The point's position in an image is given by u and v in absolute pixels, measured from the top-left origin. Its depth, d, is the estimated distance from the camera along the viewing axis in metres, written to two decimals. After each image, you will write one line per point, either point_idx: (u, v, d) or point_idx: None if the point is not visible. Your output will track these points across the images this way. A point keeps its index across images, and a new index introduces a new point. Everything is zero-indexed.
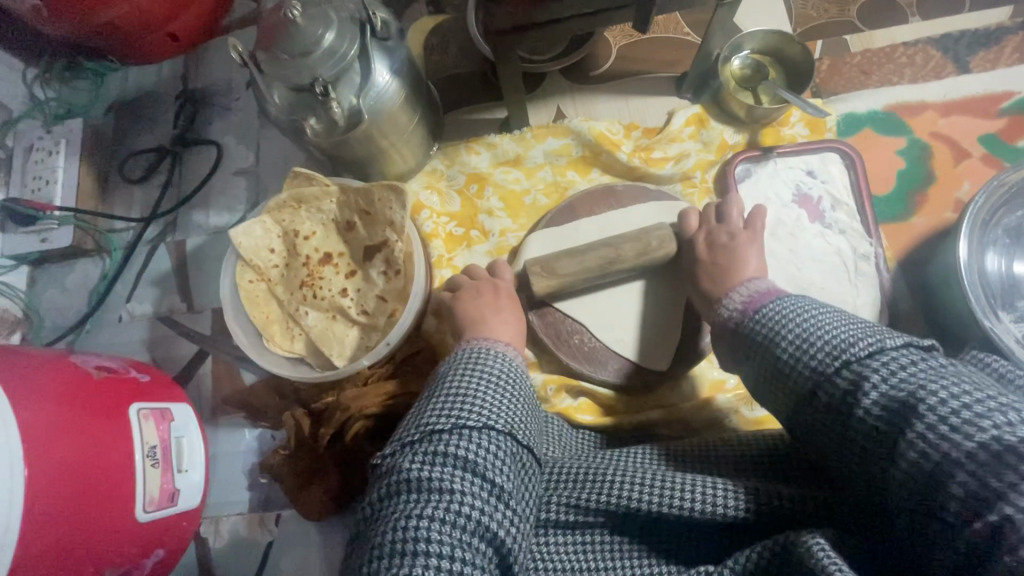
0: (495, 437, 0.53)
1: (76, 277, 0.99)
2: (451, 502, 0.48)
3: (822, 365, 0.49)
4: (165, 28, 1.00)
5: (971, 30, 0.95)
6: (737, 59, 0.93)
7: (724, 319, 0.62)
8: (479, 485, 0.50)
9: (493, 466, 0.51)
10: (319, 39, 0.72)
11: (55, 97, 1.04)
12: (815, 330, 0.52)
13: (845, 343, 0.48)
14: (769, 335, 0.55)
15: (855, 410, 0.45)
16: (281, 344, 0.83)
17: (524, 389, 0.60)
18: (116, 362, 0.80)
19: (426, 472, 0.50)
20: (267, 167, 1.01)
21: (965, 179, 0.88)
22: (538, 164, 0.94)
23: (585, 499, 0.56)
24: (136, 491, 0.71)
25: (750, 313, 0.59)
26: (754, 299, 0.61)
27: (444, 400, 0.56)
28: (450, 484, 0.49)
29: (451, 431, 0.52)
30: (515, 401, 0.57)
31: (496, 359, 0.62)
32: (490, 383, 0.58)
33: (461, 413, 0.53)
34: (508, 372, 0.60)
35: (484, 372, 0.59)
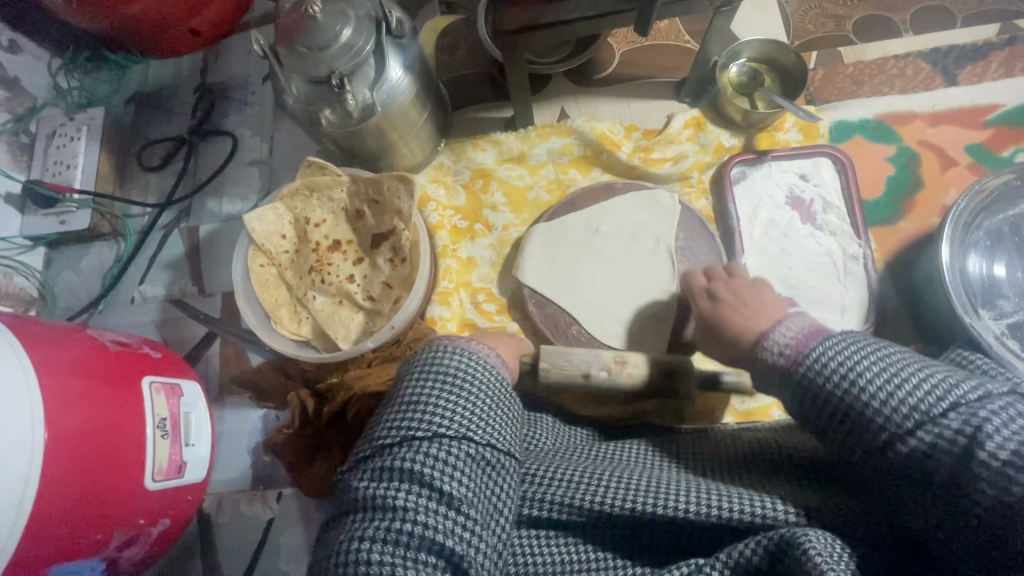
0: (444, 443, 0.53)
1: (91, 259, 1.02)
2: (396, 518, 0.50)
3: (924, 406, 0.44)
4: (187, 24, 1.04)
5: (959, 45, 0.99)
6: (735, 67, 0.97)
7: (772, 360, 0.55)
8: (425, 497, 0.51)
9: (441, 477, 0.51)
10: (337, 35, 0.76)
11: (77, 86, 1.07)
12: (900, 373, 0.46)
13: (947, 385, 0.44)
14: (850, 380, 0.48)
15: (978, 455, 0.40)
16: (289, 327, 0.86)
17: (484, 386, 0.58)
18: (129, 338, 0.83)
19: (374, 490, 0.51)
20: (280, 158, 1.05)
21: (951, 187, 0.92)
22: (541, 161, 0.97)
23: (545, 498, 0.57)
24: (147, 459, 0.73)
25: (805, 354, 0.52)
26: (804, 337, 0.54)
27: (396, 412, 0.56)
28: (392, 500, 0.50)
29: (399, 445, 0.53)
30: (473, 403, 0.56)
31: (456, 356, 0.59)
32: (444, 386, 0.56)
33: (409, 424, 0.54)
34: (468, 368, 0.58)
35: (439, 375, 0.57)
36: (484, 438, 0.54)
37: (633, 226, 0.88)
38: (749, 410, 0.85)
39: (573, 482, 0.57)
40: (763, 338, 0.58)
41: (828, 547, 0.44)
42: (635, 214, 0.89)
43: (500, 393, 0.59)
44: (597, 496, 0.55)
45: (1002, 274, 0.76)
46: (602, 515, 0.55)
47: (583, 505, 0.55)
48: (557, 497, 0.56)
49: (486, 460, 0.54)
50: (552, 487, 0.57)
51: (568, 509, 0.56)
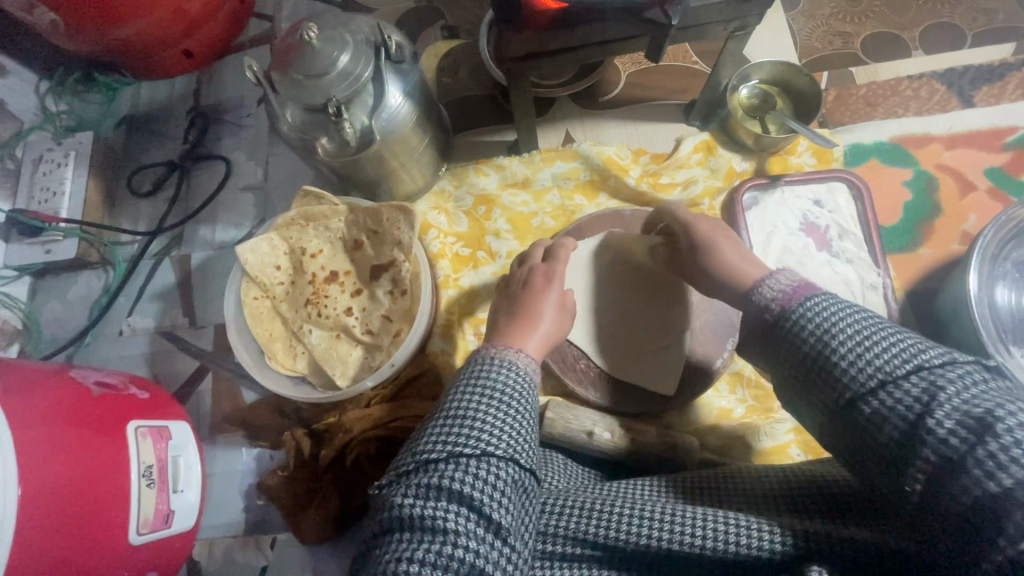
0: (493, 463, 0.47)
1: (78, 289, 0.98)
2: (446, 542, 0.44)
3: (887, 368, 0.42)
4: (180, 45, 1.01)
5: (974, 66, 0.96)
6: (746, 89, 0.94)
7: (762, 301, 0.51)
8: (475, 520, 0.45)
9: (491, 499, 0.46)
10: (334, 61, 0.73)
11: (66, 110, 1.04)
12: (875, 334, 0.44)
13: (914, 351, 0.42)
14: (822, 331, 0.46)
15: (924, 428, 0.38)
16: (283, 363, 0.83)
17: (529, 403, 0.54)
18: (115, 378, 0.79)
19: (419, 508, 0.45)
20: (275, 183, 1.01)
21: (971, 212, 0.89)
22: (545, 187, 0.94)
23: (566, 533, 0.51)
24: (131, 512, 0.69)
25: (789, 308, 0.48)
26: (800, 287, 0.50)
27: (441, 424, 0.51)
28: (442, 521, 0.45)
29: (446, 460, 0.47)
30: (523, 421, 0.51)
31: (501, 371, 0.55)
32: (491, 400, 0.52)
33: (457, 438, 0.48)
34: (515, 384, 0.54)
35: (487, 389, 0.53)
36: (528, 461, 0.49)
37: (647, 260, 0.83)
38: (768, 448, 0.80)
39: (604, 512, 0.51)
40: (753, 287, 0.53)
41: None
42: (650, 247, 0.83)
43: (539, 414, 0.55)
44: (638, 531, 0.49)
45: None
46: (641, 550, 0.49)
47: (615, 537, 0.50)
48: (590, 531, 0.50)
49: (527, 484, 0.49)
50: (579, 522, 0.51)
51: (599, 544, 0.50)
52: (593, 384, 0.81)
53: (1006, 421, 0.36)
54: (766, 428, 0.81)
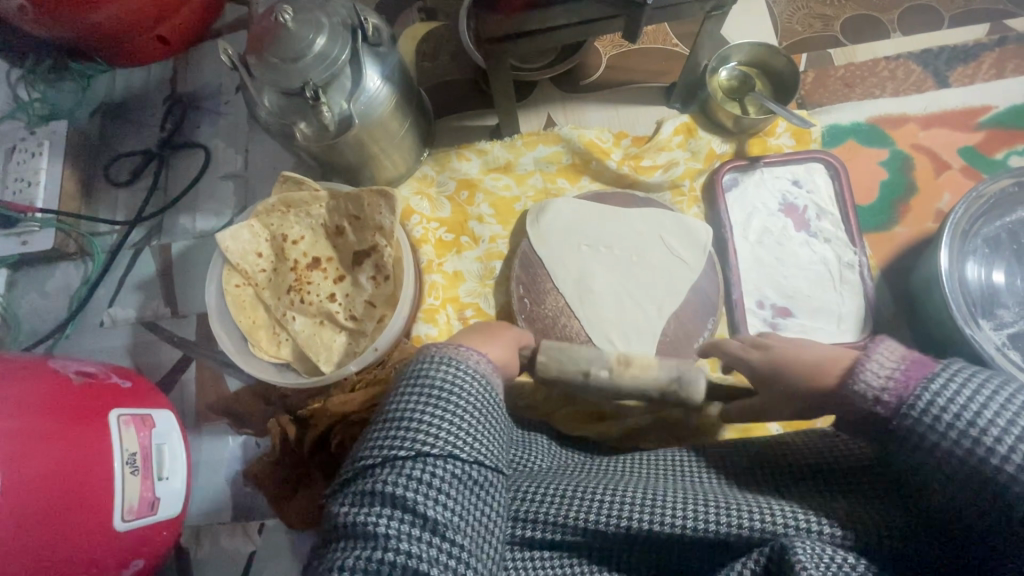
0: (431, 464, 0.47)
1: (57, 281, 0.97)
2: (378, 546, 0.44)
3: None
4: (154, 31, 1.00)
5: (950, 46, 0.97)
6: (725, 71, 0.95)
7: (862, 396, 0.44)
8: (410, 523, 0.45)
9: (427, 499, 0.46)
10: (310, 44, 0.72)
11: (39, 98, 1.01)
12: (1011, 407, 0.39)
13: (968, 395, 0.41)
14: (947, 414, 0.40)
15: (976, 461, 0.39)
16: (267, 350, 0.82)
17: (472, 396, 0.52)
18: (96, 368, 0.78)
19: (356, 514, 0.46)
20: (256, 171, 1.00)
21: (945, 191, 0.90)
22: (528, 171, 0.94)
23: (536, 516, 0.54)
24: (115, 499, 0.69)
25: (911, 396, 0.42)
26: (911, 367, 0.44)
27: (378, 428, 0.50)
28: (377, 527, 0.45)
29: (382, 465, 0.47)
30: (463, 413, 0.50)
31: (444, 367, 0.52)
32: (432, 398, 0.50)
33: (393, 442, 0.48)
34: (462, 379, 0.52)
35: (428, 389, 0.51)
36: (472, 455, 0.49)
37: (627, 249, 0.85)
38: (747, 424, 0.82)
39: (556, 499, 0.54)
40: (852, 370, 0.46)
41: (816, 552, 0.44)
42: (620, 233, 0.86)
43: (495, 405, 0.54)
44: (591, 512, 0.52)
45: (1000, 281, 0.75)
46: (595, 531, 0.51)
47: (578, 522, 0.52)
48: (548, 516, 0.53)
49: (481, 477, 0.49)
50: (541, 505, 0.54)
51: (562, 528, 0.53)
52: None
53: None
54: None
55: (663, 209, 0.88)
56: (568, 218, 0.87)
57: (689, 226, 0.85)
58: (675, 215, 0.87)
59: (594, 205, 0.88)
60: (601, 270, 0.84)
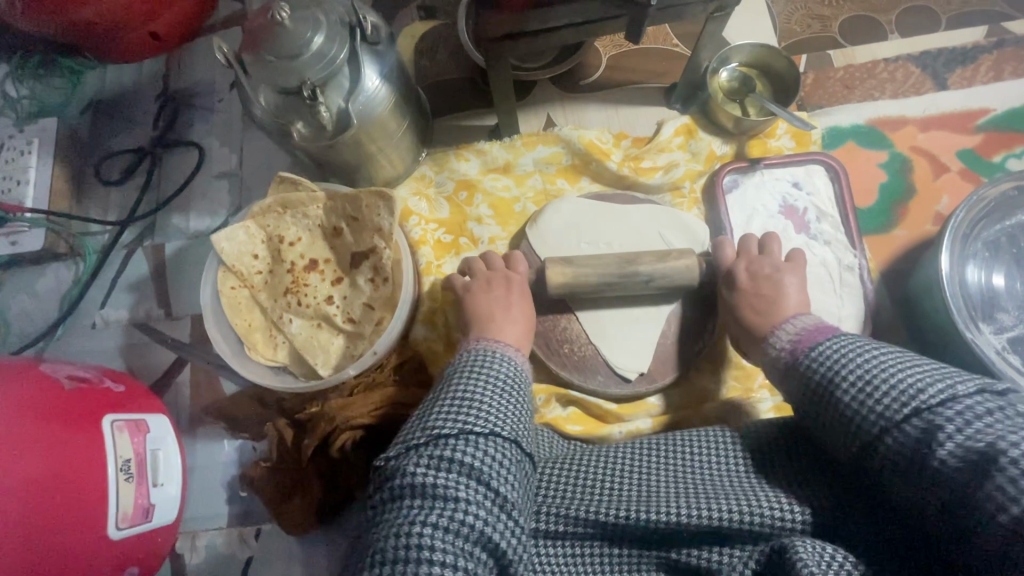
0: (501, 444, 0.52)
1: (47, 281, 0.95)
2: (455, 508, 0.48)
3: (889, 411, 0.48)
4: (146, 27, 0.97)
5: (948, 48, 0.97)
6: (726, 72, 0.94)
7: (773, 356, 0.61)
8: (483, 493, 0.49)
9: (498, 475, 0.50)
10: (308, 42, 0.71)
11: (27, 94, 0.99)
12: (881, 374, 0.50)
13: (914, 389, 0.47)
14: (862, 392, 0.50)
15: (931, 459, 0.44)
16: (264, 353, 0.81)
17: (528, 394, 0.59)
18: (88, 372, 0.77)
19: (432, 477, 0.49)
20: (251, 170, 0.99)
21: (944, 193, 0.90)
22: (527, 171, 0.93)
23: (559, 511, 0.57)
24: (108, 506, 0.67)
25: (802, 351, 0.58)
26: (804, 336, 0.60)
27: (448, 404, 0.55)
28: (452, 491, 0.49)
29: (457, 437, 0.51)
30: (518, 407, 0.57)
31: (503, 363, 0.61)
32: (497, 387, 0.57)
33: (467, 417, 0.53)
34: (515, 377, 0.60)
35: (489, 378, 0.58)
36: (529, 446, 0.54)
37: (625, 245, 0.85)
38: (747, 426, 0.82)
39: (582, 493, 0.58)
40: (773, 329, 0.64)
41: (816, 553, 0.48)
42: (617, 229, 0.86)
43: (537, 403, 0.61)
44: (615, 508, 0.56)
45: (1000, 285, 0.75)
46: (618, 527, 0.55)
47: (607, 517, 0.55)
48: (574, 510, 0.57)
49: (527, 467, 0.55)
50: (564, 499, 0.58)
51: (587, 523, 0.56)
52: (577, 368, 0.81)
53: (1009, 449, 0.40)
54: (748, 406, 0.82)
55: (664, 210, 0.87)
56: (570, 215, 0.87)
57: (688, 225, 0.85)
58: (677, 215, 0.86)
59: (591, 202, 0.88)
60: (601, 268, 0.84)
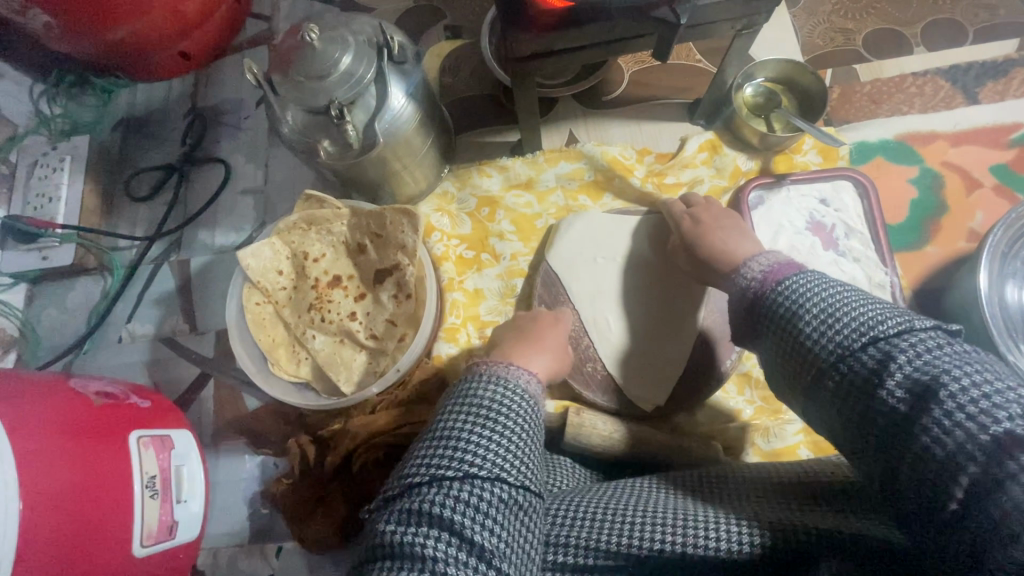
0: (477, 484, 0.46)
1: (76, 296, 0.96)
2: (424, 570, 0.42)
3: (847, 340, 0.43)
4: (176, 47, 1.00)
5: (979, 62, 0.96)
6: (750, 87, 0.93)
7: (743, 290, 0.54)
8: (457, 545, 0.43)
9: (473, 521, 0.44)
10: (336, 62, 0.71)
11: (61, 113, 1.02)
12: (842, 308, 0.45)
13: (871, 321, 0.43)
14: (821, 326, 0.45)
15: (877, 394, 0.40)
16: (287, 369, 0.81)
17: (521, 415, 0.51)
18: (116, 387, 0.77)
19: (401, 534, 0.44)
20: (276, 187, 1.00)
21: (977, 210, 0.88)
22: (549, 187, 0.93)
23: (574, 542, 0.49)
24: (134, 524, 0.67)
25: (774, 284, 0.51)
26: (777, 268, 0.53)
27: (424, 447, 0.49)
28: (421, 548, 0.43)
29: (428, 484, 0.46)
30: (506, 433, 0.49)
31: (487, 387, 0.53)
32: (478, 419, 0.50)
33: (441, 460, 0.47)
34: (506, 399, 0.52)
35: (472, 407, 0.51)
36: (518, 478, 0.47)
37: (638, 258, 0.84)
38: (777, 449, 0.79)
39: (592, 519, 0.50)
40: (744, 263, 0.56)
41: None
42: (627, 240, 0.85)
43: (536, 427, 0.53)
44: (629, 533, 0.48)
45: None
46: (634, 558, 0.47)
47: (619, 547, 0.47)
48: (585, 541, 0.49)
49: (523, 500, 0.47)
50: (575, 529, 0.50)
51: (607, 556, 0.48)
52: (600, 388, 0.80)
53: (949, 382, 0.37)
54: (776, 429, 0.81)
55: None
56: (585, 232, 0.86)
57: None
58: None
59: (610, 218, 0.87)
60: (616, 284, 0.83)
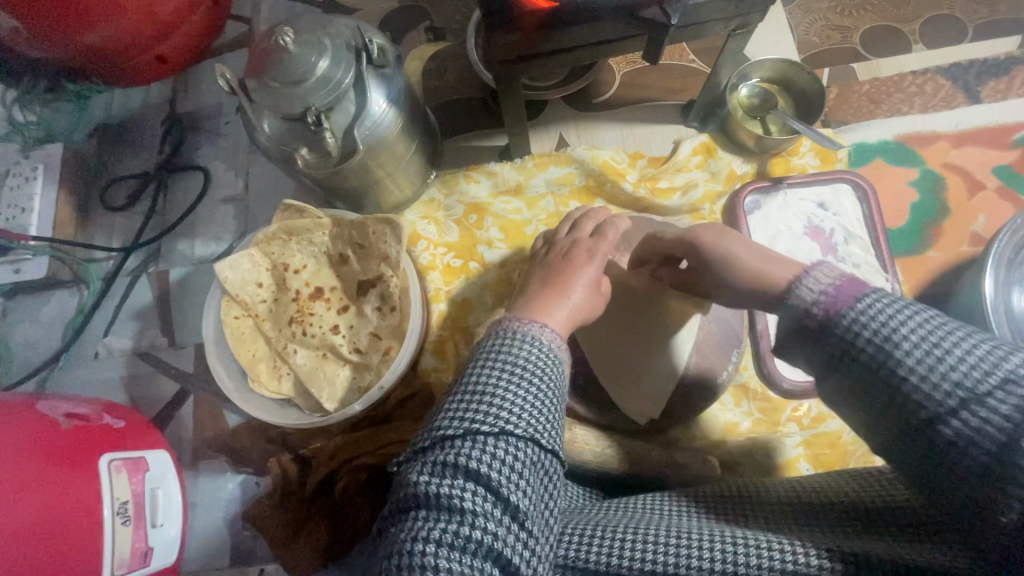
0: (514, 444, 0.41)
1: (51, 310, 0.93)
2: (463, 522, 0.38)
3: (967, 381, 0.35)
4: (153, 50, 0.97)
5: (979, 60, 0.93)
6: (745, 88, 0.91)
7: (800, 304, 0.46)
8: (496, 504, 0.39)
9: (511, 482, 0.40)
10: (312, 67, 0.68)
11: (35, 120, 0.97)
12: (948, 339, 0.37)
13: (995, 356, 0.35)
14: (928, 360, 0.37)
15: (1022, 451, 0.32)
16: (268, 385, 0.78)
17: (556, 382, 0.46)
18: (88, 408, 0.74)
19: (436, 485, 0.39)
20: (257, 195, 0.97)
21: (980, 213, 0.86)
22: (539, 194, 0.90)
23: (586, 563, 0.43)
24: (105, 553, 0.64)
25: (843, 308, 0.43)
26: (846, 283, 0.45)
27: (458, 399, 0.44)
28: (459, 500, 0.38)
29: (463, 438, 0.41)
30: (543, 397, 0.44)
31: (525, 346, 0.47)
32: (514, 374, 0.44)
33: (478, 413, 0.42)
34: (542, 361, 0.46)
35: (508, 363, 0.45)
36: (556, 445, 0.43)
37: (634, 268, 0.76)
38: (775, 464, 0.77)
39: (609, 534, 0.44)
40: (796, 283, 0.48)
41: None
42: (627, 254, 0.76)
43: (563, 397, 0.47)
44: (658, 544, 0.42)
45: None
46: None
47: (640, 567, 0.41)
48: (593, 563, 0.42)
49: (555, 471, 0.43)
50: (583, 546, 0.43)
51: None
52: (592, 402, 0.77)
53: None
54: (774, 443, 0.78)
55: None
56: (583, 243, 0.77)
57: None
58: None
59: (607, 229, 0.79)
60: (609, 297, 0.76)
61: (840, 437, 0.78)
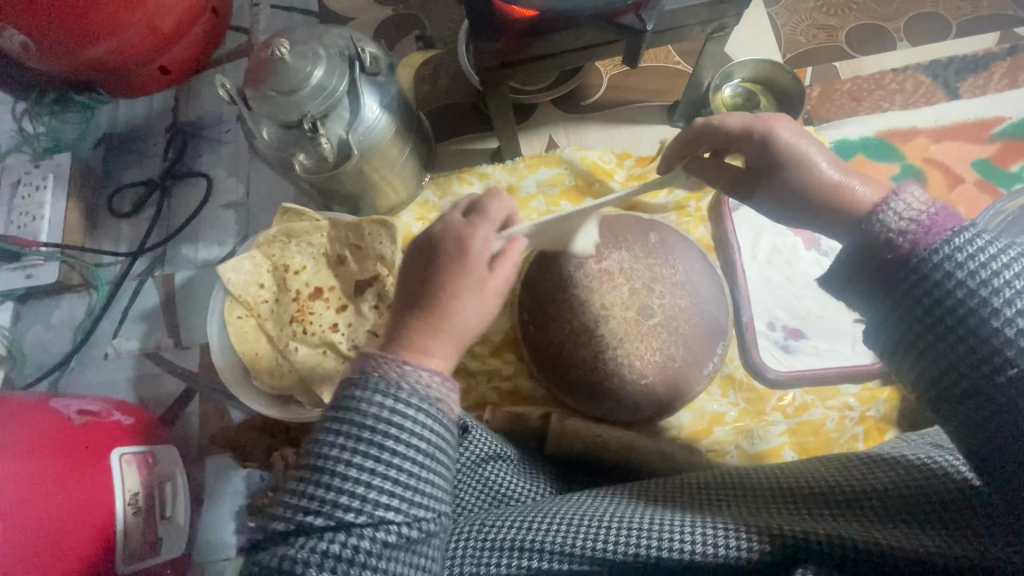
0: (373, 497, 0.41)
1: (62, 313, 0.97)
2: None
3: None
4: (155, 62, 1.00)
5: (959, 57, 0.95)
6: (728, 88, 0.93)
7: (887, 229, 0.44)
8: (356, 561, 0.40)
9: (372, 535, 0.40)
10: (308, 76, 0.72)
11: (44, 131, 1.02)
12: None
13: None
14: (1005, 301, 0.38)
15: None
16: (270, 382, 0.81)
17: (421, 419, 0.44)
18: (98, 405, 0.77)
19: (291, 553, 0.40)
20: (258, 200, 1.00)
21: (959, 206, 0.88)
22: (530, 193, 0.92)
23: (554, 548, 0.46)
24: (117, 542, 0.68)
25: (937, 242, 0.42)
26: (937, 214, 0.43)
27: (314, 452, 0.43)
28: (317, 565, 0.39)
29: (317, 496, 0.41)
30: (403, 439, 0.42)
31: (378, 384, 0.44)
32: (375, 420, 0.43)
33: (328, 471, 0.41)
34: (406, 398, 0.44)
35: (361, 409, 0.43)
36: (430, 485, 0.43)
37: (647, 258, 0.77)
38: (760, 451, 0.80)
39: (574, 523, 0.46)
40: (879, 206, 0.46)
41: None
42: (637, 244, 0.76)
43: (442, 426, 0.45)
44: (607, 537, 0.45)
45: None
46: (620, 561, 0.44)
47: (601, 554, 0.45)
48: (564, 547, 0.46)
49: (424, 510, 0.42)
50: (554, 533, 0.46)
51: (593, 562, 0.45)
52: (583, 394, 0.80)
53: None
54: (759, 431, 0.81)
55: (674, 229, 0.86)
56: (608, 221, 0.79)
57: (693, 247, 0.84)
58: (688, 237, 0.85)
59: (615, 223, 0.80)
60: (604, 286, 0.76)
61: (824, 425, 0.81)
